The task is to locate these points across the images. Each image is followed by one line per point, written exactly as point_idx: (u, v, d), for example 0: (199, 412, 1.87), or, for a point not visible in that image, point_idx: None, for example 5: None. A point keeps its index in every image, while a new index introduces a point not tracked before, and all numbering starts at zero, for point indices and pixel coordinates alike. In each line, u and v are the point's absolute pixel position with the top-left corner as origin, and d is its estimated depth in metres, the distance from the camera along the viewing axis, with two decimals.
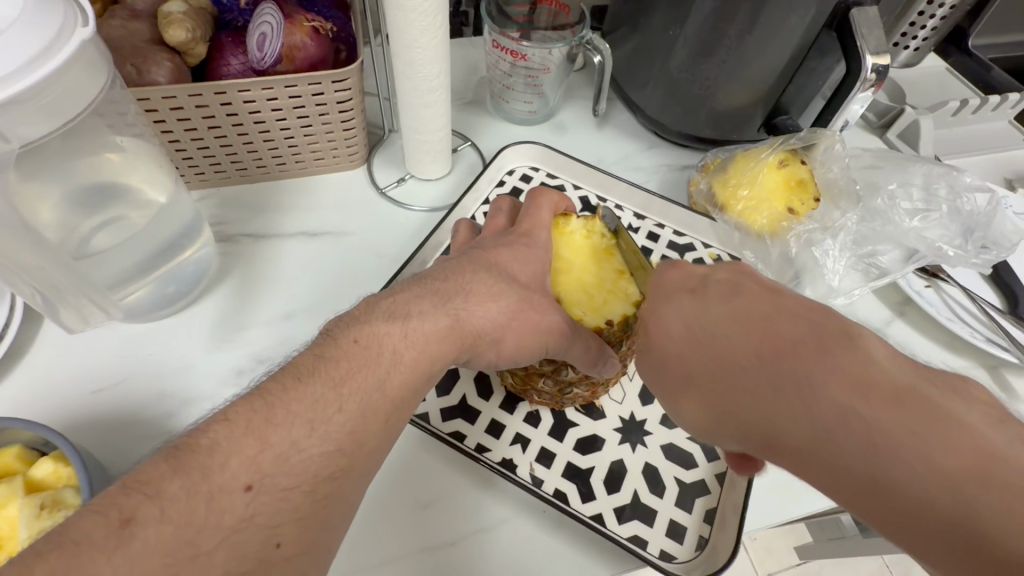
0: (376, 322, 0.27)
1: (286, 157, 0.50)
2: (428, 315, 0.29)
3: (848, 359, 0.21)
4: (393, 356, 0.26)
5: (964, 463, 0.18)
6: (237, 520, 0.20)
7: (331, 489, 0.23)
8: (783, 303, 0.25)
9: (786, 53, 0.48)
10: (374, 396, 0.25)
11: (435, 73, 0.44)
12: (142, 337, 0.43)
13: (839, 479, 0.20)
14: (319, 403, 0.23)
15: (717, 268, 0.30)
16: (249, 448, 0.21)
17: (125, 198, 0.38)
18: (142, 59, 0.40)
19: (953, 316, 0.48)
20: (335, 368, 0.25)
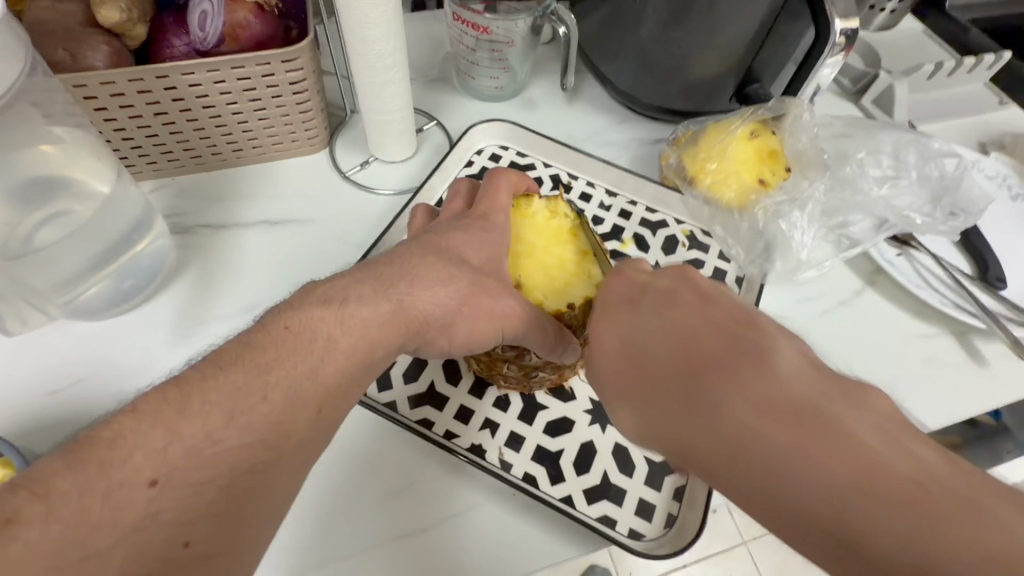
0: (308, 308, 0.27)
1: (242, 143, 0.48)
2: (367, 299, 0.28)
3: (776, 392, 0.20)
4: (327, 342, 0.26)
5: (917, 507, 0.17)
6: (139, 516, 0.20)
7: (253, 482, 0.22)
8: (716, 320, 0.24)
9: (755, 20, 0.47)
10: (305, 382, 0.25)
11: (389, 49, 0.42)
12: (97, 336, 0.42)
13: (774, 512, 0.19)
14: (241, 392, 0.23)
15: (658, 273, 0.28)
16: (157, 440, 0.21)
17: (67, 190, 0.36)
18: (77, 43, 0.38)
19: (922, 284, 0.49)
20: (261, 355, 0.24)
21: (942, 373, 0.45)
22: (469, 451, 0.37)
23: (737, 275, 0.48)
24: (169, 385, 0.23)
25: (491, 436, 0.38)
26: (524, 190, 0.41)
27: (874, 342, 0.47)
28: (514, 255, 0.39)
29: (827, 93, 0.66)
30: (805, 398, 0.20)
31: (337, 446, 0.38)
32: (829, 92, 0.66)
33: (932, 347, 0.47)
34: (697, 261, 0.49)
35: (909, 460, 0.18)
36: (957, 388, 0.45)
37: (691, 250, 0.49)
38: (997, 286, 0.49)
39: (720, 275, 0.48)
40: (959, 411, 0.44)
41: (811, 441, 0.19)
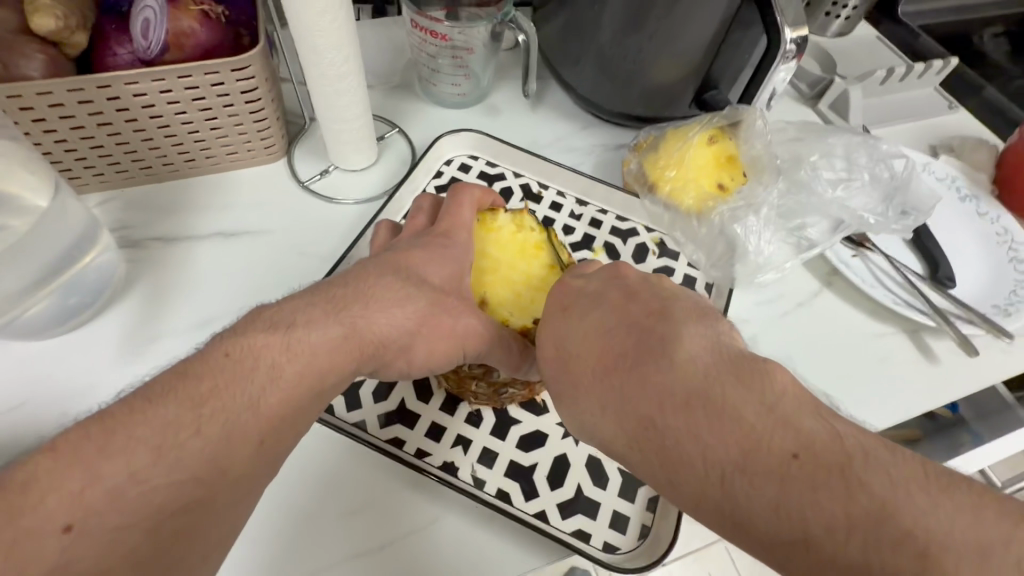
0: (253, 335, 0.26)
1: (194, 152, 0.47)
2: (317, 323, 0.27)
3: (665, 373, 0.25)
4: (272, 370, 0.25)
5: (767, 462, 0.21)
6: (48, 568, 0.18)
7: (183, 524, 0.21)
8: (630, 318, 0.29)
9: (710, 28, 0.48)
10: (242, 415, 0.23)
11: (342, 57, 0.42)
12: (38, 356, 0.40)
13: (677, 481, 0.23)
14: (176, 427, 0.22)
15: (591, 277, 0.33)
16: (75, 481, 0.20)
17: (0, 206, 0.35)
18: (7, 51, 0.36)
19: (876, 284, 0.50)
20: (198, 386, 0.23)
21: (897, 371, 0.47)
22: (440, 471, 0.36)
23: (706, 282, 0.49)
24: (91, 418, 0.21)
25: (463, 454, 0.38)
26: (488, 206, 0.41)
27: (832, 343, 0.48)
28: (478, 271, 0.39)
29: (785, 98, 0.68)
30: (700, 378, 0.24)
31: (293, 465, 0.37)
32: (787, 97, 0.68)
33: (887, 347, 0.48)
34: (666, 268, 0.50)
35: (787, 428, 0.22)
36: (911, 386, 0.46)
37: (661, 258, 0.50)
38: (945, 286, 0.50)
39: (690, 282, 0.49)
40: (909, 410, 0.45)
41: (705, 420, 0.23)
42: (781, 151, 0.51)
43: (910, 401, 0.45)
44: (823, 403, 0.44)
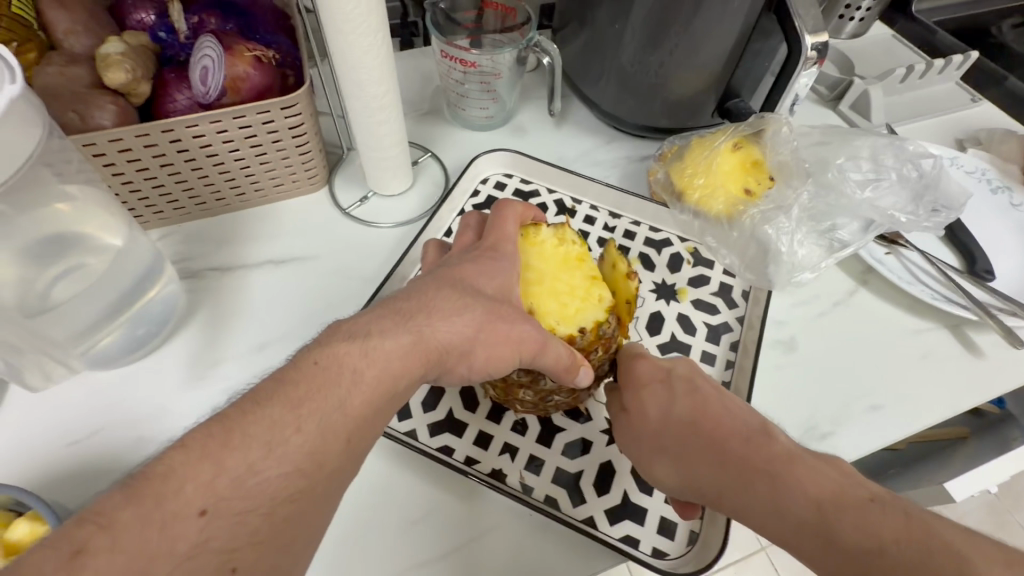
0: (336, 343, 0.27)
1: (245, 187, 0.50)
2: (389, 331, 0.29)
3: (764, 447, 0.31)
4: (354, 375, 0.26)
5: (861, 506, 0.27)
6: (190, 546, 0.20)
7: (289, 511, 0.23)
8: (723, 403, 0.35)
9: (730, 40, 0.49)
10: (333, 416, 0.25)
11: (382, 90, 0.44)
12: (113, 385, 0.42)
13: (770, 521, 0.29)
14: (277, 424, 0.24)
15: (676, 362, 0.38)
16: (205, 472, 0.22)
17: (82, 245, 0.37)
18: (84, 105, 0.40)
19: (913, 281, 0.50)
20: (294, 391, 0.25)
21: (941, 366, 0.46)
22: (490, 476, 0.38)
23: (743, 289, 0.49)
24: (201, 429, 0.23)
25: (511, 460, 0.39)
26: (529, 219, 0.42)
27: (871, 341, 0.48)
28: (524, 283, 0.40)
29: (805, 102, 0.69)
30: (784, 453, 0.30)
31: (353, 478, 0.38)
32: (807, 100, 0.69)
33: (928, 342, 0.48)
34: (702, 277, 0.50)
35: (863, 489, 0.28)
36: (955, 380, 0.46)
37: (696, 267, 0.51)
38: (984, 278, 0.51)
39: (726, 290, 0.50)
40: (956, 405, 0.44)
41: (784, 482, 0.29)
42: (806, 154, 0.52)
43: (957, 396, 0.45)
44: (869, 402, 0.44)
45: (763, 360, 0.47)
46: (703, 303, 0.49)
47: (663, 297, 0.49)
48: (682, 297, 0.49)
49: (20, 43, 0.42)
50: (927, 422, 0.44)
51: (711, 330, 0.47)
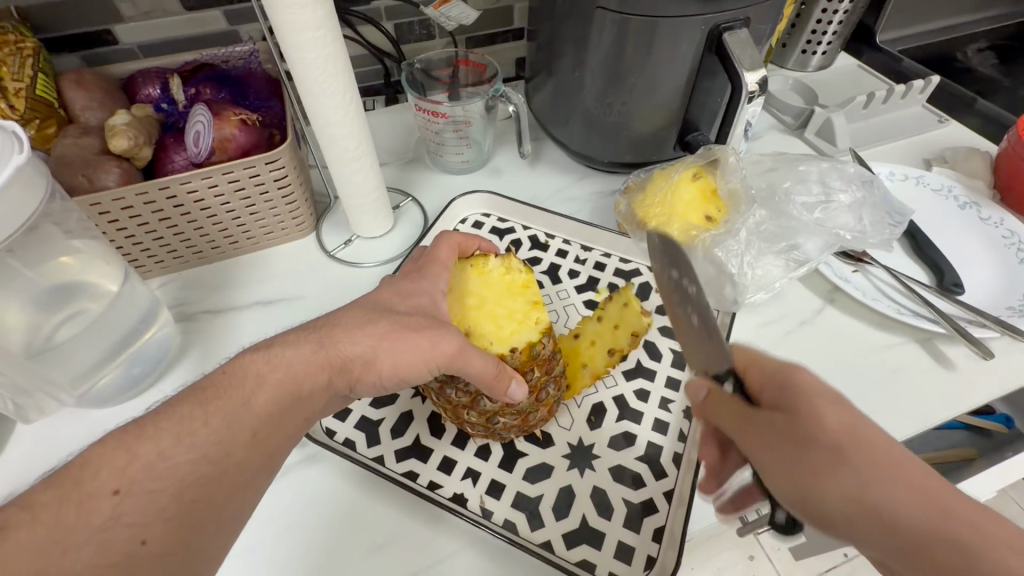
0: (250, 358, 0.32)
1: (237, 235, 0.54)
2: (293, 344, 0.34)
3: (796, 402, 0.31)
4: (257, 379, 0.31)
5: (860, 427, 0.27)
6: (104, 519, 0.24)
7: (196, 493, 0.27)
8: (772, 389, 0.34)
9: (681, 80, 0.53)
10: (238, 412, 0.30)
11: (356, 143, 0.49)
12: (109, 421, 0.45)
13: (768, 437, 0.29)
14: (187, 420, 0.28)
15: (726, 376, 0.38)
16: (120, 460, 0.26)
17: (83, 292, 0.42)
18: (93, 169, 0.45)
19: (879, 297, 0.51)
20: (203, 394, 0.30)
21: (911, 380, 0.46)
22: (451, 500, 0.39)
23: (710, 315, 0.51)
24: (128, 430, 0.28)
25: (472, 485, 0.40)
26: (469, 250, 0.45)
27: (839, 358, 0.48)
28: (465, 308, 0.42)
29: (772, 131, 0.71)
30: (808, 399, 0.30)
31: (325, 505, 0.40)
32: (774, 129, 0.72)
33: (897, 357, 0.48)
34: None
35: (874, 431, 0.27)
36: (927, 394, 0.45)
37: None
38: (953, 292, 0.51)
39: None
40: (927, 420, 0.44)
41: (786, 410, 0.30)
42: (755, 181, 0.54)
43: (928, 410, 0.44)
44: None
45: None
46: (670, 330, 0.50)
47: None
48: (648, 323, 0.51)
49: (43, 119, 0.47)
50: (899, 438, 0.43)
51: (677, 356, 0.48)
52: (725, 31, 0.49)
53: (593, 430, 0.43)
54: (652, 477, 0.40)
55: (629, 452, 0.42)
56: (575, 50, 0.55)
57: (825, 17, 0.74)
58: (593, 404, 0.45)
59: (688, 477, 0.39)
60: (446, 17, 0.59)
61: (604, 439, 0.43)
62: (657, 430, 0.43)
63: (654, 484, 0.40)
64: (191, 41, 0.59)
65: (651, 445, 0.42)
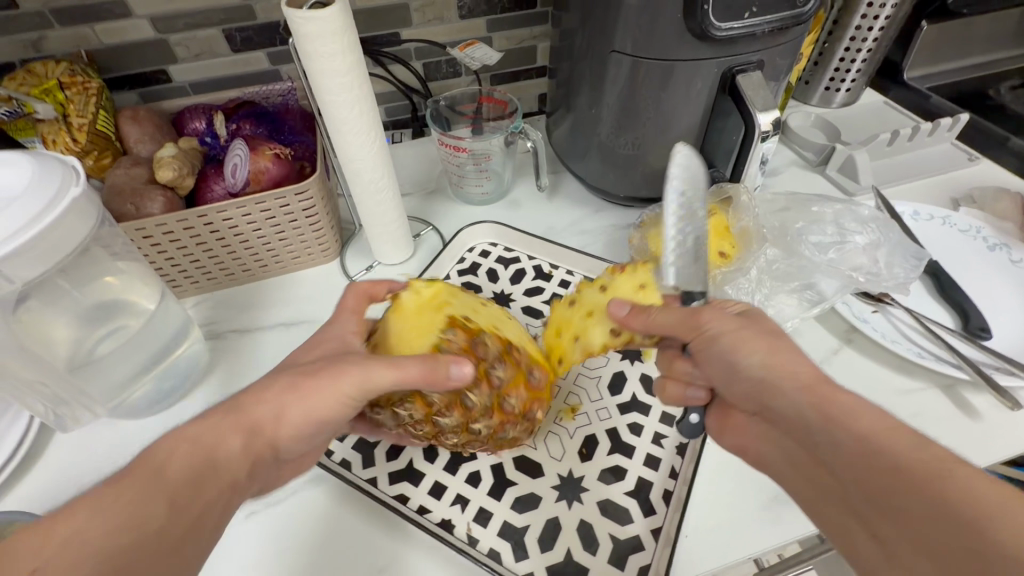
0: (157, 451, 0.29)
1: (266, 259, 0.57)
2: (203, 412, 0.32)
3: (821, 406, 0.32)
4: (172, 449, 0.29)
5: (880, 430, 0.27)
6: None
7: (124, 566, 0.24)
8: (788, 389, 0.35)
9: (695, 119, 0.55)
10: (161, 483, 0.27)
11: (379, 175, 0.52)
12: (137, 432, 0.48)
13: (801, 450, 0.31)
14: (99, 499, 0.26)
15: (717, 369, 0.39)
16: (31, 547, 0.23)
17: (124, 310, 0.45)
18: (140, 197, 0.49)
19: (899, 339, 0.50)
20: (115, 475, 0.27)
21: (930, 428, 0.45)
22: (439, 526, 0.41)
23: None
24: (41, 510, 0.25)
25: (461, 511, 0.41)
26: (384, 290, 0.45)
27: None
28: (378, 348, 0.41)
29: (792, 167, 0.71)
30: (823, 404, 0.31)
31: (325, 523, 0.41)
32: (794, 165, 0.72)
33: (916, 403, 0.46)
34: None
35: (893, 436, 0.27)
36: (949, 444, 0.44)
37: None
38: (981, 336, 0.49)
39: None
40: None
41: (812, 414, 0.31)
42: (770, 220, 0.54)
43: None
44: None
45: None
46: None
47: (628, 358, 0.51)
48: (645, 357, 0.51)
49: (100, 151, 0.52)
50: None
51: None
52: (738, 73, 0.50)
53: (584, 462, 0.44)
54: (639, 514, 0.41)
55: (618, 486, 0.42)
56: (592, 90, 0.57)
57: (849, 54, 0.74)
58: (585, 436, 0.45)
59: (675, 514, 0.40)
60: (471, 58, 0.63)
61: (594, 472, 0.43)
62: (648, 465, 0.43)
63: (642, 521, 0.40)
64: (236, 79, 0.64)
65: (641, 480, 0.43)
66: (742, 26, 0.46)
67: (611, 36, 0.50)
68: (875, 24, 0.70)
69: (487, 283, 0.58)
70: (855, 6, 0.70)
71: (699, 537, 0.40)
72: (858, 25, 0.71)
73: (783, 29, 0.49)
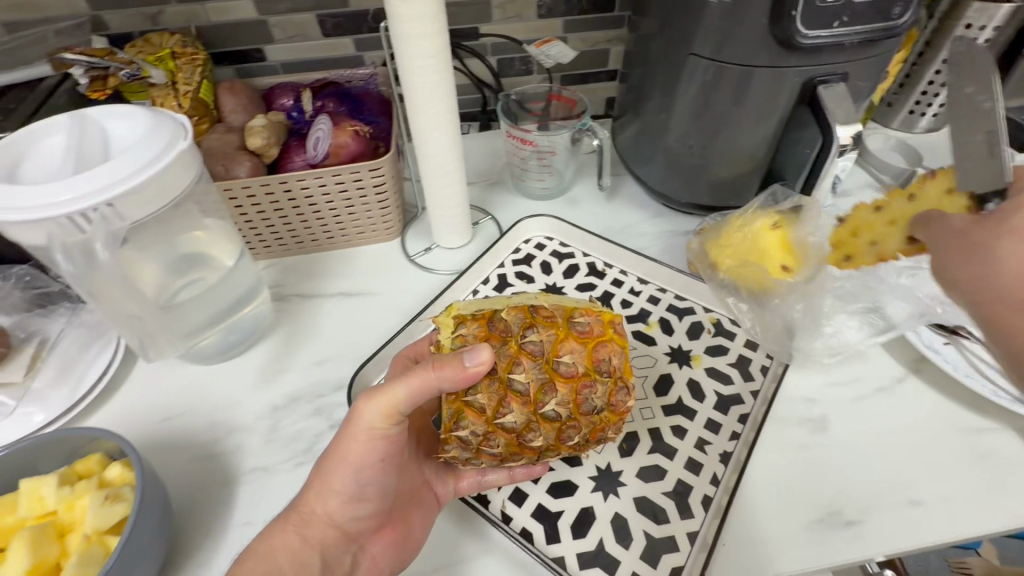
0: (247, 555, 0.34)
1: (334, 231, 0.60)
2: (275, 531, 0.35)
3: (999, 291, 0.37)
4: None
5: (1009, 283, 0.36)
6: None
7: None
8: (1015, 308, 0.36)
9: (767, 128, 0.54)
10: None
11: (448, 160, 0.54)
12: (205, 377, 0.51)
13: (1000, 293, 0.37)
14: None
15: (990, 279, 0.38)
16: None
17: (205, 264, 0.48)
18: (230, 161, 0.53)
19: (974, 373, 0.46)
20: None
21: (1003, 470, 0.42)
22: (474, 497, 0.42)
23: (761, 364, 0.50)
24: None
25: (497, 489, 0.42)
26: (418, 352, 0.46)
27: (917, 432, 0.45)
28: None
29: (865, 190, 0.68)
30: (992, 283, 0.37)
31: None
32: (868, 188, 0.69)
33: (990, 443, 0.43)
34: (720, 347, 0.52)
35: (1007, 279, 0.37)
36: (1022, 487, 0.41)
37: (716, 336, 0.52)
38: None
39: (744, 362, 0.50)
40: (1021, 515, 0.40)
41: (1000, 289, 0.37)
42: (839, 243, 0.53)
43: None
44: (907, 496, 0.41)
45: (787, 435, 0.45)
46: (717, 372, 0.49)
47: (677, 361, 0.50)
48: (694, 363, 0.50)
49: (199, 117, 0.57)
50: (980, 531, 0.39)
51: (721, 400, 0.47)
52: (819, 85, 0.49)
53: (623, 458, 0.44)
54: (676, 516, 0.40)
55: (656, 485, 0.42)
56: (664, 93, 0.57)
57: (939, 78, 0.71)
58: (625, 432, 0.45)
59: (714, 521, 0.40)
60: (546, 56, 0.64)
61: (632, 468, 0.43)
62: (689, 468, 0.43)
63: (678, 523, 0.40)
64: (323, 62, 0.68)
65: (680, 482, 0.42)
66: (830, 36, 0.45)
67: (690, 40, 0.50)
68: None
69: (540, 275, 0.59)
70: (950, 28, 0.67)
71: (738, 547, 0.39)
72: (951, 48, 0.68)
73: (873, 41, 0.47)
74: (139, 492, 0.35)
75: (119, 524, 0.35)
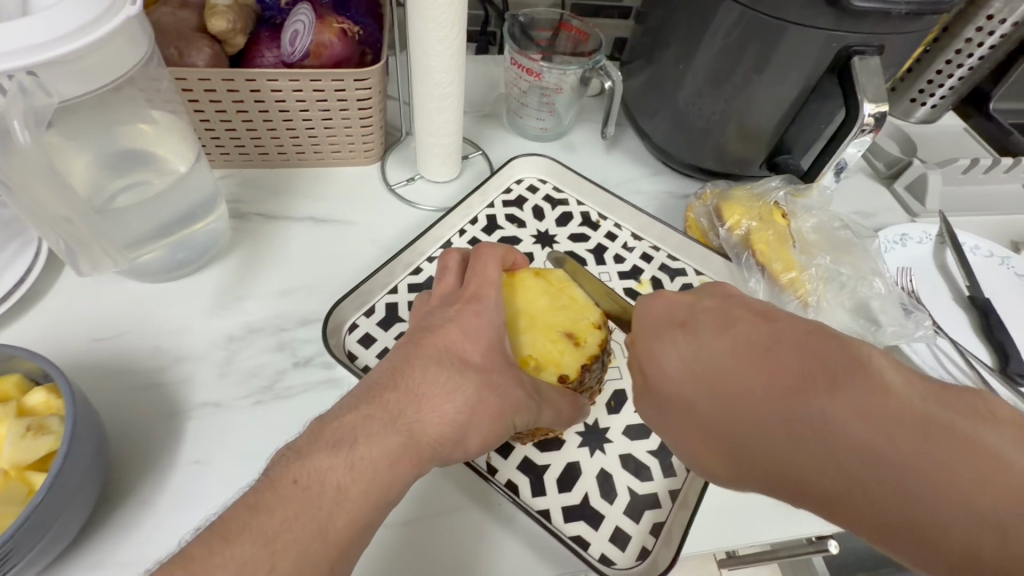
0: (320, 454, 0.26)
1: (305, 147, 0.53)
2: (379, 437, 0.27)
3: (716, 393, 0.26)
4: (337, 493, 0.25)
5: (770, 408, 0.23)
6: None
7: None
8: (704, 393, 0.27)
9: (788, 97, 0.50)
10: (316, 537, 0.24)
11: (447, 79, 0.47)
12: (148, 295, 0.45)
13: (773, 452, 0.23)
14: (247, 566, 0.23)
15: (702, 296, 0.31)
16: None
17: (150, 166, 0.40)
18: (186, 43, 0.44)
19: (937, 366, 0.48)
20: (271, 519, 0.24)
21: None
22: None
23: None
24: None
25: None
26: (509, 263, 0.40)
27: None
28: (523, 329, 0.39)
29: (858, 174, 0.68)
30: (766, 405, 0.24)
31: None
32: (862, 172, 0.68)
33: None
34: None
35: (761, 418, 0.24)
36: None
37: None
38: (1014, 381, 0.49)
39: None
40: None
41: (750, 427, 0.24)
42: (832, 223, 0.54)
43: None
44: None
45: None
46: None
47: None
48: None
49: None
50: None
51: None
52: (855, 54, 0.46)
53: (610, 415, 0.43)
54: (660, 474, 0.40)
55: (642, 444, 0.41)
56: (685, 43, 0.52)
57: (947, 69, 0.70)
58: (613, 389, 0.44)
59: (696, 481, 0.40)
60: None
61: (620, 426, 0.42)
62: None
63: (661, 481, 0.40)
64: None
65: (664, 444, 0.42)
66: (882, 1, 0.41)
67: None
68: (987, 41, 0.66)
69: (531, 220, 0.55)
70: (972, 16, 0.65)
71: (710, 514, 0.39)
72: (969, 38, 0.67)
73: (919, 16, 0.44)
74: (70, 427, 0.30)
75: (44, 459, 0.30)
